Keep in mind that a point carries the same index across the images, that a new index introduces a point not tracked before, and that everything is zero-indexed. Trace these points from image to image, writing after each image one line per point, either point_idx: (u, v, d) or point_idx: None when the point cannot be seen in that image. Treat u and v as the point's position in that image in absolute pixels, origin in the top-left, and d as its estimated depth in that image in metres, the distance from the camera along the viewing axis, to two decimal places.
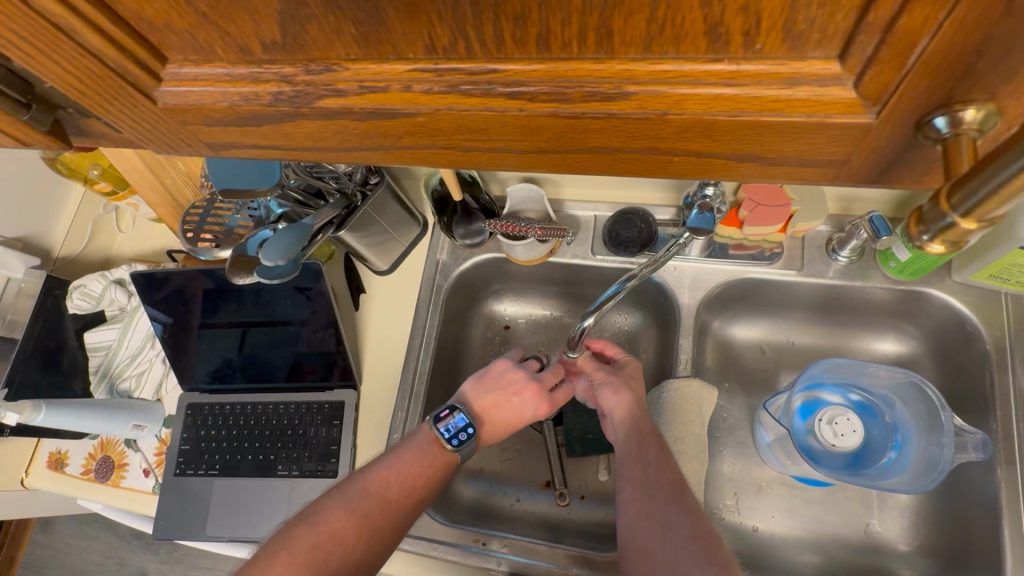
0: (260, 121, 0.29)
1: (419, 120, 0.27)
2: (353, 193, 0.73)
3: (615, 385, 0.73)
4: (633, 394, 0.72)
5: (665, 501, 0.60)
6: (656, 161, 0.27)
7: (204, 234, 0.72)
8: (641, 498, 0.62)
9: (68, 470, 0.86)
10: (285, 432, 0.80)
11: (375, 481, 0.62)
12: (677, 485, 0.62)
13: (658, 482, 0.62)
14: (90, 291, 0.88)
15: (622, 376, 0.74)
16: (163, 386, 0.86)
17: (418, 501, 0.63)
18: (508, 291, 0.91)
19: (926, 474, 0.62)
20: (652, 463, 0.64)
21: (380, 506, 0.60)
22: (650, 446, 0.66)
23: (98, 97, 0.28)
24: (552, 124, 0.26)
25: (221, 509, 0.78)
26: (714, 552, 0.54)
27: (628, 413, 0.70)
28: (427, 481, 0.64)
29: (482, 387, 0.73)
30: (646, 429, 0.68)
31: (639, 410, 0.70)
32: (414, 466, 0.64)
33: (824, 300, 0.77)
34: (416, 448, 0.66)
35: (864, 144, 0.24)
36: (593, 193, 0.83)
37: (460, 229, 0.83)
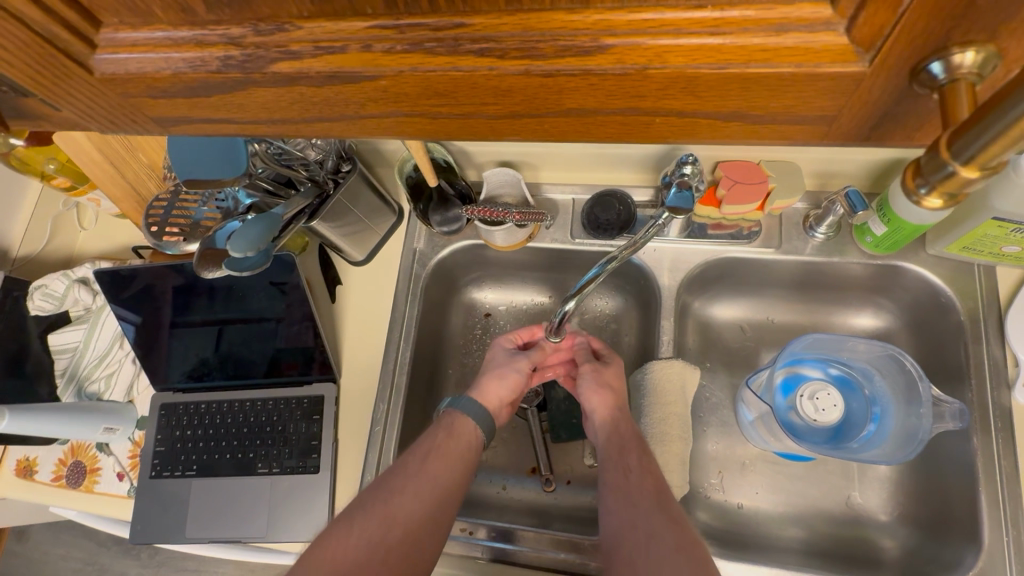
0: (210, 91, 0.27)
1: (383, 84, 0.25)
2: (325, 181, 0.70)
3: (596, 384, 0.74)
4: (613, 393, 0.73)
5: (650, 509, 0.60)
6: (638, 122, 0.26)
7: (169, 227, 0.69)
8: (625, 506, 0.61)
9: (37, 478, 0.83)
10: (264, 429, 0.78)
11: (398, 464, 0.65)
12: (659, 493, 0.62)
13: (639, 492, 0.62)
14: (53, 291, 0.84)
15: (601, 378, 0.74)
16: (134, 387, 0.83)
17: (450, 471, 0.65)
18: (487, 278, 0.90)
19: (905, 446, 0.63)
20: (634, 468, 0.64)
21: (403, 480, 0.62)
22: (635, 454, 0.66)
23: (28, 68, 0.26)
24: (526, 84, 0.24)
25: (201, 511, 0.76)
26: (698, 562, 0.54)
27: (610, 419, 0.71)
28: (450, 455, 0.66)
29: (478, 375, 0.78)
30: (626, 435, 0.69)
31: (617, 415, 0.71)
32: (433, 442, 0.67)
33: (802, 277, 0.77)
34: (436, 429, 0.69)
35: (855, 97, 0.23)
36: (571, 175, 0.82)
37: (437, 216, 0.81)
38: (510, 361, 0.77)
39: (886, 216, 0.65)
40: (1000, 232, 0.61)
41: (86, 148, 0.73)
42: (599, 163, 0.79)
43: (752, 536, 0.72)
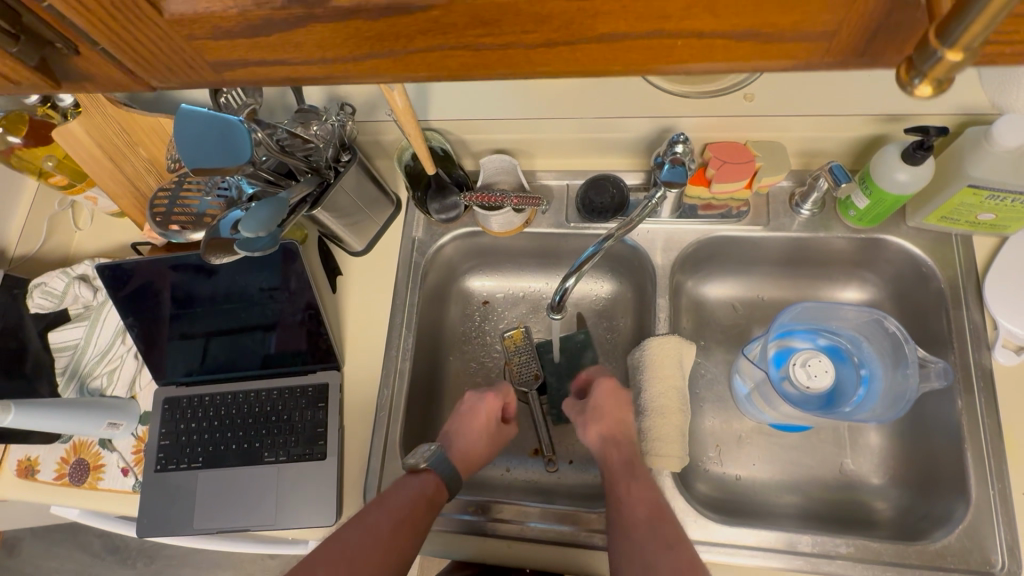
0: (271, 30, 0.29)
1: (433, 14, 0.28)
2: (325, 169, 0.71)
3: (598, 417, 0.76)
4: (610, 424, 0.75)
5: (649, 534, 0.62)
6: (662, 46, 0.29)
7: (174, 219, 0.70)
8: (622, 538, 0.63)
9: (39, 477, 0.83)
10: (269, 418, 0.79)
11: (367, 519, 0.67)
12: (653, 513, 0.65)
13: (637, 521, 0.64)
14: (52, 289, 0.84)
15: (599, 409, 0.76)
16: (137, 382, 0.84)
17: (418, 529, 0.66)
18: (485, 266, 0.92)
19: (894, 405, 0.66)
20: (626, 499, 0.66)
21: (367, 542, 0.65)
22: (634, 481, 0.68)
23: (100, 13, 0.28)
24: (564, 8, 0.27)
25: (208, 501, 0.76)
26: None
27: (607, 446, 0.74)
28: (419, 525, 0.66)
29: (457, 424, 0.78)
30: (620, 463, 0.71)
31: (611, 441, 0.74)
32: (408, 505, 0.67)
33: (789, 254, 0.81)
34: (414, 482, 0.70)
35: (852, 12, 0.26)
36: (564, 162, 0.85)
37: (435, 204, 0.83)
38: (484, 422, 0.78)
39: (868, 188, 0.68)
40: (976, 200, 0.64)
41: (86, 145, 0.74)
42: (592, 150, 0.81)
43: (751, 505, 0.74)
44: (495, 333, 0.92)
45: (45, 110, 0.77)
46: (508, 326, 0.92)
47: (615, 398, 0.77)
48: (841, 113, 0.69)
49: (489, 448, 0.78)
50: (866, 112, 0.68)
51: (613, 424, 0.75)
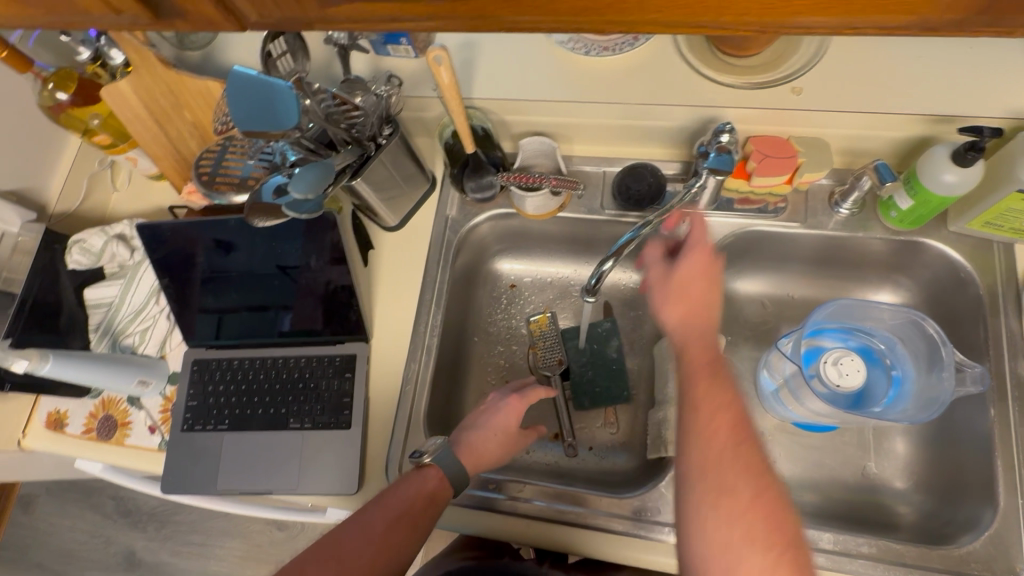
0: None
1: None
2: (367, 141, 0.72)
3: (668, 296, 0.64)
4: (691, 303, 0.63)
5: (732, 463, 0.52)
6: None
7: (219, 182, 0.72)
8: (698, 448, 0.53)
9: (68, 430, 0.84)
10: (296, 385, 0.79)
11: (361, 517, 0.63)
12: (736, 432, 0.53)
13: (716, 443, 0.53)
14: (90, 246, 0.86)
15: (681, 281, 0.63)
16: (168, 343, 0.85)
17: (417, 529, 0.63)
18: (515, 250, 0.93)
19: (926, 407, 0.66)
20: (702, 405, 0.55)
21: (360, 541, 0.61)
22: (715, 388, 0.56)
23: None
24: None
25: (233, 463, 0.77)
26: (773, 529, 0.48)
27: (691, 333, 0.62)
28: (419, 524, 0.63)
29: (476, 419, 0.73)
30: (702, 358, 0.59)
31: (698, 324, 0.62)
32: (407, 504, 0.64)
33: (824, 252, 0.80)
34: (415, 478, 0.66)
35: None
36: (602, 149, 0.85)
37: (471, 182, 0.83)
38: (499, 415, 0.73)
39: (913, 189, 0.67)
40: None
41: (133, 105, 0.74)
42: (631, 138, 0.81)
43: None
44: (521, 317, 0.92)
45: (94, 69, 0.78)
46: (535, 310, 0.92)
47: (705, 266, 0.64)
48: (889, 112, 0.69)
49: (507, 445, 0.72)
50: (915, 111, 0.68)
51: (695, 304, 0.63)
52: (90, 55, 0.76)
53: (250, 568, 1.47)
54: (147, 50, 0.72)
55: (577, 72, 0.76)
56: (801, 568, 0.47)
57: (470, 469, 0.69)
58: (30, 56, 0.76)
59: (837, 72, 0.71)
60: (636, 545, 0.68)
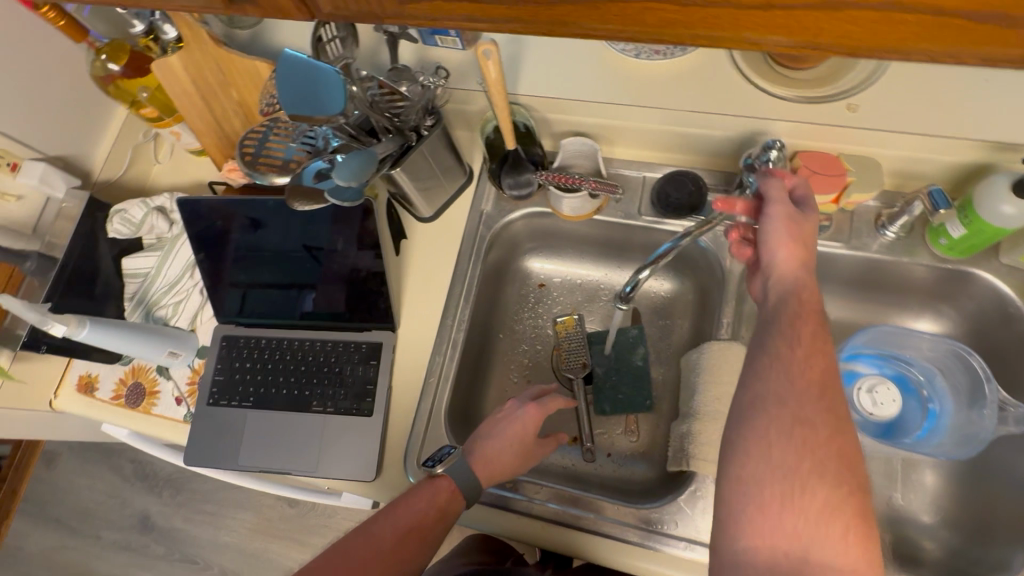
0: None
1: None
2: (408, 131, 0.71)
3: (788, 230, 0.57)
4: (805, 252, 0.56)
5: (819, 403, 0.46)
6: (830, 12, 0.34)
7: (261, 162, 0.72)
8: (786, 378, 0.47)
9: (98, 395, 0.86)
10: (320, 369, 0.80)
11: (372, 526, 0.64)
12: (825, 378, 0.47)
13: (804, 381, 0.47)
14: (131, 217, 0.87)
15: (798, 221, 0.57)
16: (199, 317, 0.86)
17: (425, 542, 0.63)
18: (547, 249, 0.92)
19: (965, 444, 0.65)
20: (801, 342, 0.50)
21: (370, 551, 0.62)
22: (818, 335, 0.50)
23: None
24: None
25: (255, 441, 0.78)
26: (848, 470, 0.43)
27: (803, 278, 0.55)
28: (427, 537, 0.63)
29: (492, 428, 0.71)
30: (813, 304, 0.53)
31: (809, 275, 0.55)
32: (417, 515, 0.64)
33: (866, 275, 0.78)
34: (427, 489, 0.66)
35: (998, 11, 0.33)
36: (643, 154, 0.83)
37: (509, 179, 0.82)
38: (513, 423, 0.71)
39: (967, 217, 0.65)
40: None
41: (182, 82, 0.76)
42: (675, 144, 0.80)
43: None
44: (548, 317, 0.92)
45: (146, 42, 0.79)
46: (562, 311, 0.92)
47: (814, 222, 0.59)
48: (947, 136, 0.66)
49: (522, 456, 0.70)
50: (976, 137, 0.65)
51: (809, 255, 0.57)
52: (144, 28, 0.77)
53: (260, 541, 1.50)
54: (198, 26, 0.73)
55: (626, 74, 0.75)
56: (865, 520, 0.42)
57: (485, 479, 0.68)
58: (87, 25, 0.78)
59: (897, 90, 0.68)
60: (650, 557, 0.67)
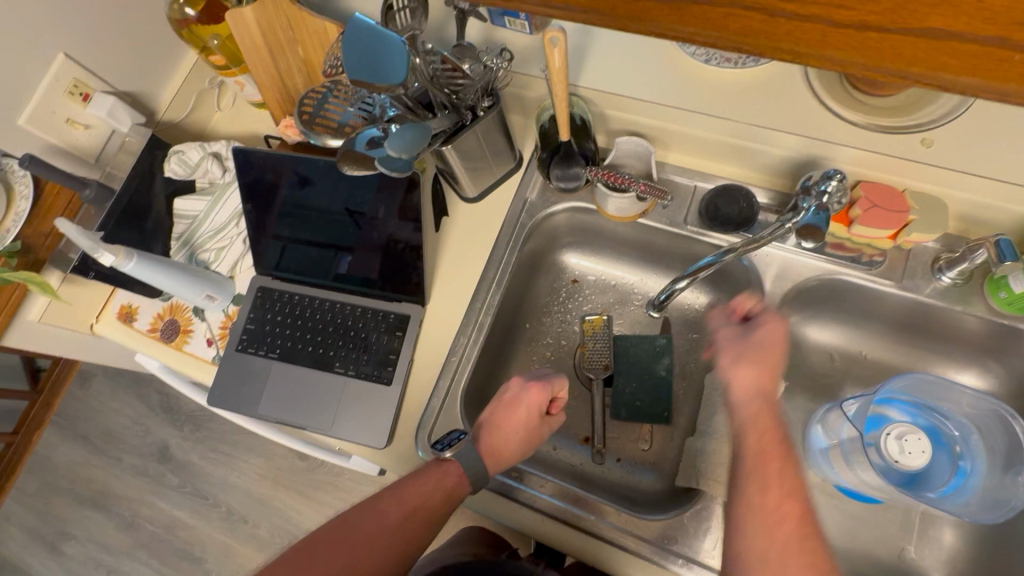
0: None
1: None
2: (464, 110, 0.71)
3: (742, 357, 0.64)
4: (763, 372, 0.63)
5: (799, 556, 0.51)
6: None
7: (319, 122, 0.74)
8: (760, 528, 0.53)
9: (135, 325, 0.89)
10: (347, 332, 0.81)
11: (379, 502, 0.66)
12: (801, 523, 0.53)
13: (781, 533, 0.52)
14: (188, 159, 0.90)
15: (761, 345, 0.64)
16: (239, 265, 0.88)
17: (428, 523, 0.65)
18: (585, 246, 0.91)
19: (993, 509, 0.62)
20: (771, 485, 0.54)
21: (375, 527, 0.64)
22: (784, 469, 0.55)
23: None
24: None
25: (276, 392, 0.81)
26: None
27: (760, 401, 0.61)
28: (432, 516, 0.65)
29: (496, 414, 0.71)
30: (769, 431, 0.58)
31: (764, 397, 0.61)
32: (423, 495, 0.66)
33: (912, 317, 0.75)
34: (433, 470, 0.67)
35: None
36: (697, 162, 0.81)
37: (557, 170, 0.80)
38: (519, 409, 0.71)
39: None
40: None
41: (253, 36, 0.76)
42: (732, 156, 0.77)
43: None
44: (576, 313, 0.91)
45: None
46: (592, 310, 0.91)
47: (780, 335, 0.65)
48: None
49: (528, 443, 0.71)
50: None
51: (767, 372, 0.63)
52: None
53: (268, 488, 1.55)
54: None
55: (693, 79, 0.73)
56: None
57: (491, 465, 0.69)
58: None
59: (977, 130, 0.65)
60: (648, 568, 0.67)
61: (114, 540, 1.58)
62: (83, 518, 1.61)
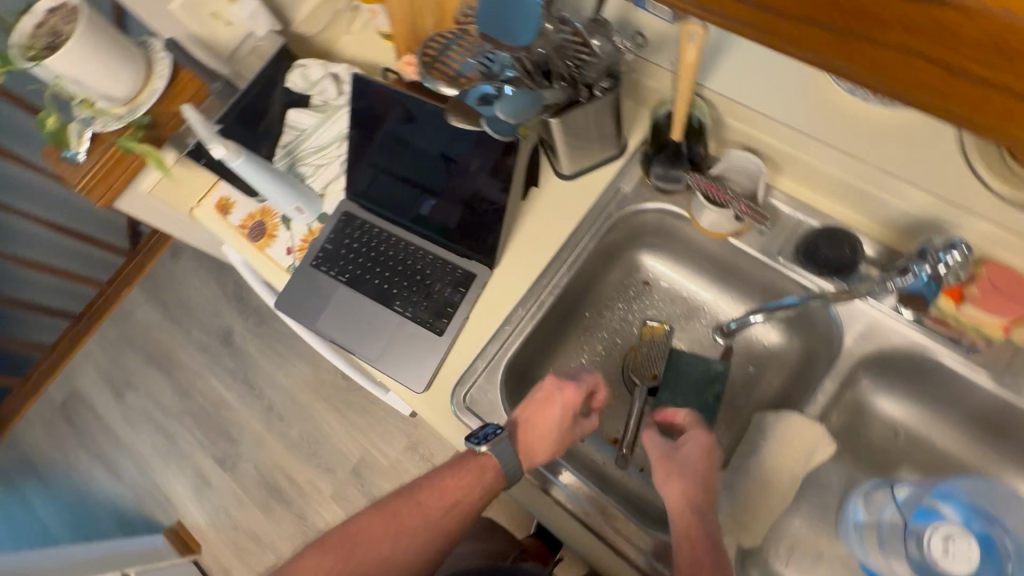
0: None
1: None
2: (580, 86, 0.69)
3: (671, 472, 0.65)
4: (693, 486, 0.64)
5: None
6: None
7: (437, 65, 0.73)
8: None
9: (229, 218, 0.95)
10: (413, 275, 0.83)
11: (419, 495, 0.71)
12: None
13: None
14: (309, 74, 0.94)
15: (687, 463, 0.65)
16: (331, 185, 0.91)
17: (463, 516, 0.70)
18: (666, 252, 0.88)
19: None
20: None
21: (416, 518, 0.69)
22: None
23: None
24: None
25: (337, 313, 0.84)
26: None
27: (692, 510, 0.62)
28: (468, 510, 0.70)
29: (530, 413, 0.70)
30: (701, 542, 0.60)
31: (697, 507, 0.63)
32: (460, 491, 0.70)
33: (998, 417, 0.68)
34: (469, 465, 0.70)
35: None
36: (809, 195, 0.76)
37: (658, 168, 0.79)
38: (553, 410, 0.70)
39: None
40: None
41: None
42: (848, 199, 0.72)
43: None
44: (639, 316, 0.89)
45: None
46: (655, 317, 0.89)
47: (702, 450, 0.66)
48: None
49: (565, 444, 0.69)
50: None
51: (698, 486, 0.64)
52: None
53: (307, 396, 1.64)
54: None
55: (826, 109, 0.69)
56: None
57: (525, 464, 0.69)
58: None
59: None
60: None
61: (168, 402, 1.73)
62: (147, 374, 1.77)
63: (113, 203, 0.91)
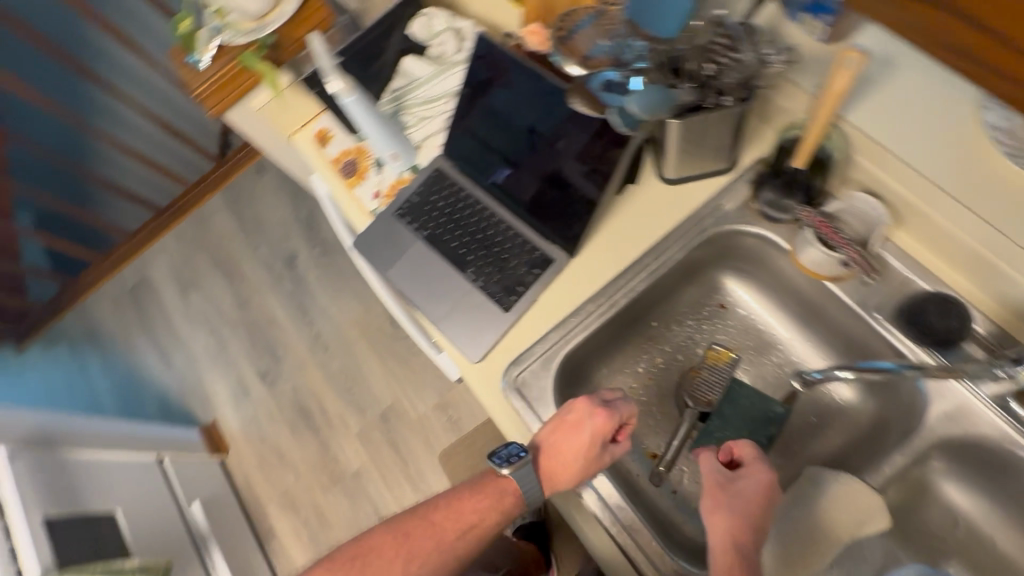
0: None
1: None
2: (710, 91, 0.65)
3: (718, 504, 0.63)
4: (741, 527, 0.61)
5: None
6: None
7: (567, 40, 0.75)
8: None
9: (325, 150, 0.95)
10: (492, 246, 0.83)
11: (434, 518, 0.74)
12: None
13: None
14: (432, 25, 0.94)
15: (739, 500, 0.63)
16: (429, 140, 0.91)
17: (475, 543, 0.73)
18: (752, 280, 0.84)
19: None
20: None
21: (428, 541, 0.73)
22: None
23: None
24: None
25: (410, 267, 0.85)
26: None
27: (735, 549, 0.60)
28: (481, 537, 0.73)
29: (555, 437, 0.69)
30: None
31: (740, 548, 0.60)
32: (474, 518, 0.73)
33: None
34: (487, 489, 0.73)
35: None
36: (927, 257, 0.70)
37: (769, 194, 0.75)
38: (581, 435, 0.67)
39: None
40: None
41: None
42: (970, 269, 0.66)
43: None
44: (706, 338, 0.86)
45: None
46: (724, 343, 0.85)
47: (760, 492, 0.63)
48: None
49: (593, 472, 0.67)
50: None
51: (744, 525, 0.61)
52: None
53: (354, 334, 1.69)
54: None
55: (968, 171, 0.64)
56: None
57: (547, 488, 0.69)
58: None
59: None
60: None
61: (226, 308, 1.82)
62: (212, 279, 1.86)
63: (223, 113, 0.95)
